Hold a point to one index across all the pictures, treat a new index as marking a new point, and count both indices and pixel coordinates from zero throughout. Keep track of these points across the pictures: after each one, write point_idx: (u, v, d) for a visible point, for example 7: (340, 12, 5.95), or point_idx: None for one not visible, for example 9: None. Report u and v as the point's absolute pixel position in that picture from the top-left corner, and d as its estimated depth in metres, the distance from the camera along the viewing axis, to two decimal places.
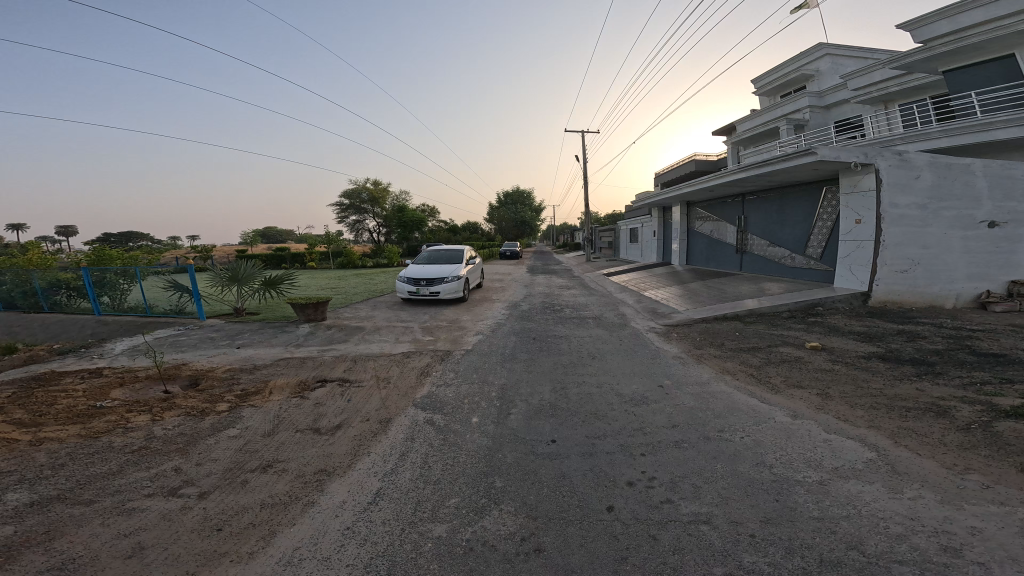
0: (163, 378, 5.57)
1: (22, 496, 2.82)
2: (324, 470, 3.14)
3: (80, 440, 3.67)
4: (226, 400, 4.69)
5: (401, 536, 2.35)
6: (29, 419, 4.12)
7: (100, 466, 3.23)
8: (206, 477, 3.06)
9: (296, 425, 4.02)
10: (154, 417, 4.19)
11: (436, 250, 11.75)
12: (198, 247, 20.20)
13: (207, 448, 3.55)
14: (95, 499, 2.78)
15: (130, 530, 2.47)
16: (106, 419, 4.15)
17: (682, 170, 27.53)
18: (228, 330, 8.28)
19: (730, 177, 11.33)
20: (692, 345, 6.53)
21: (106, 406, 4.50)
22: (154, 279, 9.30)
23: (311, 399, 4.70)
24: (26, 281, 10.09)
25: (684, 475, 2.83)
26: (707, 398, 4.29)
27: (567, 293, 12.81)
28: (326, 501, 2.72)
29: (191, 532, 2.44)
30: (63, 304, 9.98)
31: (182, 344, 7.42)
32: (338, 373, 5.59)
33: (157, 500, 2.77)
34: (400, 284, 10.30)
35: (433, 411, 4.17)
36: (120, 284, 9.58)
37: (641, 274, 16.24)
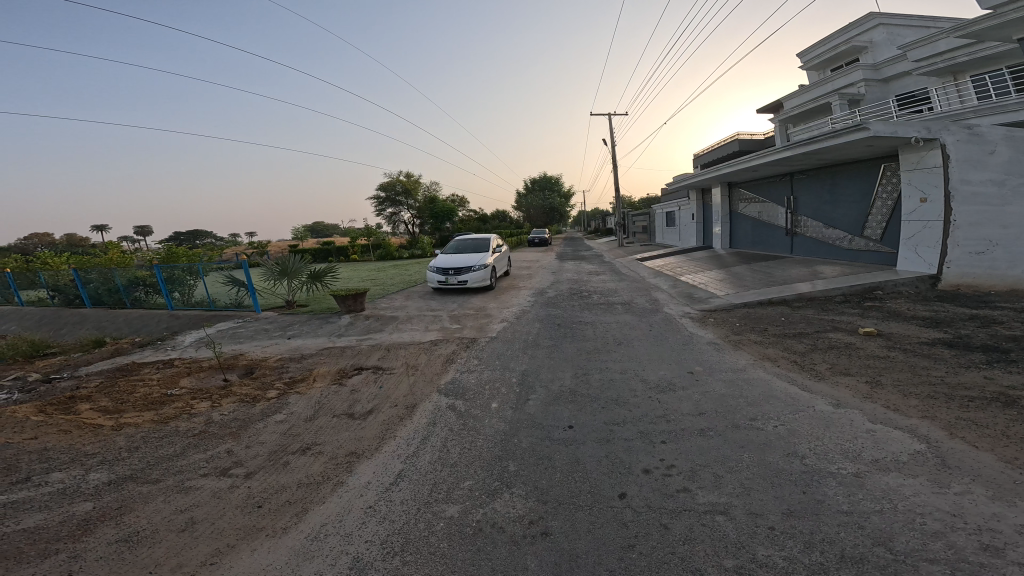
0: (223, 367, 5.99)
1: (99, 473, 3.13)
2: (354, 452, 3.27)
3: (149, 425, 4.02)
4: (276, 387, 4.99)
5: (417, 515, 2.42)
6: (112, 407, 4.56)
7: (166, 448, 3.53)
8: (253, 458, 3.28)
9: (334, 410, 4.22)
10: (213, 404, 4.52)
11: (463, 239, 11.83)
12: (254, 243, 21.51)
13: (256, 432, 3.79)
14: (156, 479, 3.04)
15: (185, 507, 2.67)
16: (174, 405, 4.52)
17: (724, 152, 26.23)
18: (280, 322, 8.78)
19: (774, 156, 10.67)
20: (729, 331, 6.25)
21: (175, 394, 4.90)
22: (215, 276, 9.98)
23: (348, 386, 4.92)
24: (108, 280, 11.09)
25: (705, 464, 2.73)
26: (741, 385, 4.11)
27: (597, 279, 12.60)
28: (354, 481, 2.84)
29: (235, 508, 2.62)
30: (140, 301, 10.91)
31: (241, 335, 7.97)
32: (374, 361, 5.81)
33: (210, 480, 2.99)
34: (429, 274, 10.48)
35: (456, 397, 4.24)
36: (188, 281, 10.36)
37: (680, 260, 15.67)
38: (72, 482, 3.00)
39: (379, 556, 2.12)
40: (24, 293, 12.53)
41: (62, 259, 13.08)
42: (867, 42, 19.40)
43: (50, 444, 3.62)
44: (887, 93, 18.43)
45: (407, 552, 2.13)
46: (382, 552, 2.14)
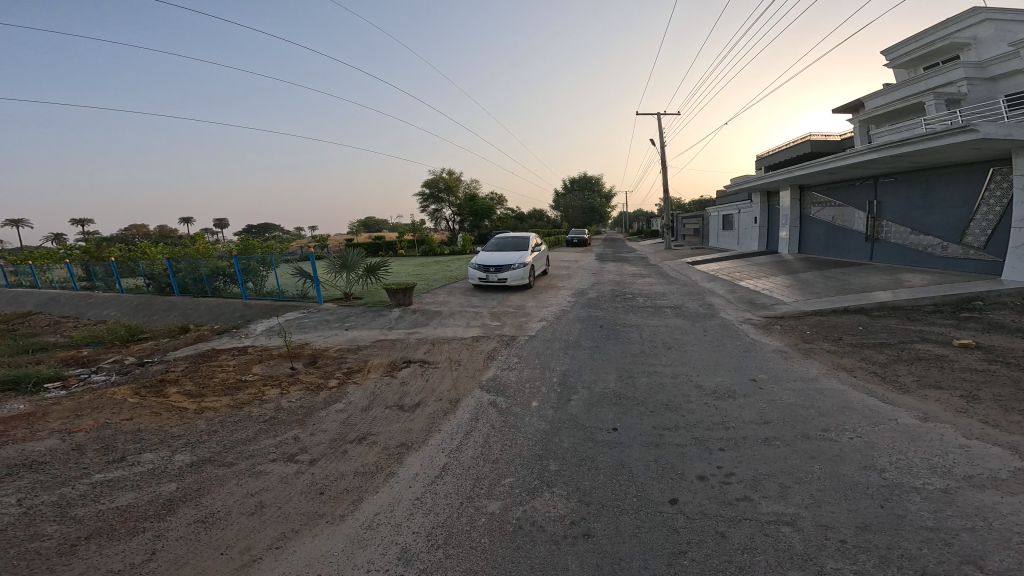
0: (290, 356, 6.34)
1: (182, 455, 3.35)
2: (404, 444, 3.39)
3: (224, 410, 4.30)
4: (335, 377, 5.23)
5: (459, 509, 2.47)
6: (196, 391, 4.90)
7: (241, 432, 3.76)
8: (316, 446, 3.45)
9: (386, 401, 4.38)
10: (282, 391, 4.79)
11: (504, 237, 11.91)
12: (315, 236, 22.68)
13: (319, 420, 3.99)
14: (231, 462, 3.23)
15: (257, 490, 2.82)
16: (248, 391, 4.83)
17: (790, 153, 24.87)
18: (339, 313, 9.18)
19: (855, 159, 10.01)
20: (797, 339, 5.94)
21: (249, 380, 5.25)
22: (287, 267, 10.46)
23: (398, 378, 5.09)
24: (195, 270, 11.92)
25: (769, 473, 2.62)
26: (811, 395, 3.90)
27: (643, 281, 12.33)
28: (403, 472, 2.94)
29: (301, 494, 2.76)
30: (220, 290, 11.65)
31: (306, 325, 8.42)
32: (420, 355, 5.97)
33: (278, 465, 3.15)
34: (470, 271, 10.62)
35: (497, 394, 4.28)
36: (262, 271, 10.92)
37: (735, 264, 15.01)
38: (158, 462, 3.23)
39: (424, 548, 2.18)
40: (124, 281, 13.75)
41: (157, 250, 14.26)
42: (970, 38, 17.81)
43: (144, 425, 3.93)
44: (995, 93, 16.84)
45: (450, 545, 2.18)
46: (428, 544, 2.21)
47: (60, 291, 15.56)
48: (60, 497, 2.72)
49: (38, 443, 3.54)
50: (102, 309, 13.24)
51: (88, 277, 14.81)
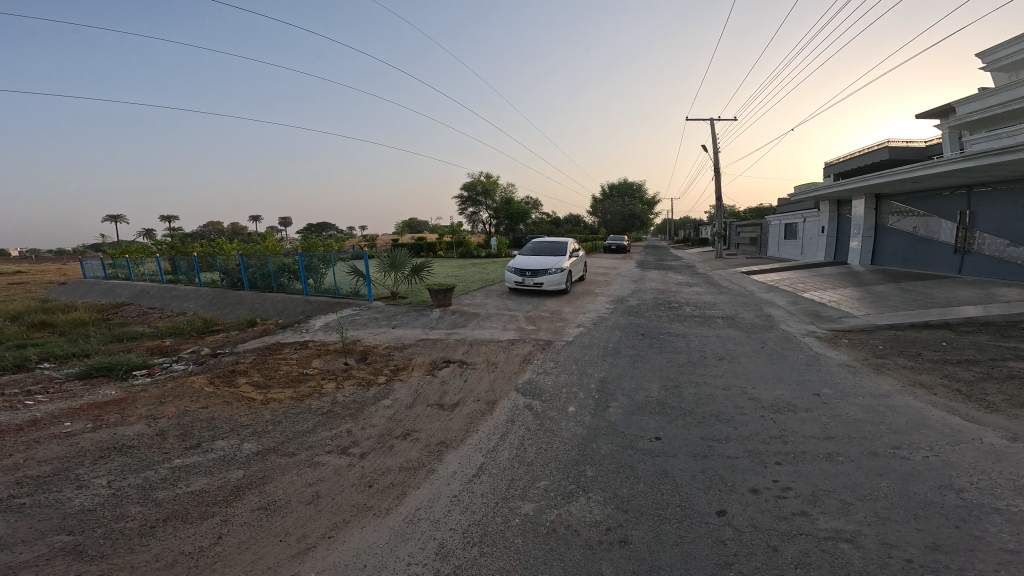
0: (343, 352, 6.68)
1: (249, 443, 3.62)
2: (445, 442, 3.52)
3: (287, 402, 4.61)
4: (384, 374, 5.47)
5: (495, 508, 2.55)
6: (263, 382, 5.28)
7: (301, 424, 4.01)
8: (366, 440, 3.63)
9: (428, 399, 4.54)
10: (337, 386, 5.07)
11: (541, 241, 11.96)
12: (367, 236, 23.68)
13: (369, 415, 4.19)
14: (291, 452, 3.45)
15: (314, 480, 3.01)
16: (309, 385, 5.15)
17: (860, 160, 23.37)
18: (387, 311, 9.55)
19: (944, 167, 9.31)
20: (868, 354, 5.62)
21: (309, 374, 5.59)
22: (344, 265, 10.92)
23: (439, 377, 5.25)
24: (264, 266, 12.70)
25: (830, 489, 2.56)
26: (880, 411, 3.72)
27: (690, 290, 12.00)
28: (444, 470, 3.07)
29: (352, 486, 2.92)
30: (284, 286, 12.30)
31: (358, 322, 8.83)
32: (459, 355, 6.12)
33: (333, 457, 3.35)
34: (508, 275, 10.76)
35: (533, 397, 4.33)
36: (321, 269, 11.46)
37: (797, 275, 14.30)
38: (226, 450, 3.50)
39: (460, 545, 2.26)
40: (203, 275, 14.91)
41: (232, 248, 15.40)
42: None
43: (217, 414, 4.28)
44: None
45: (485, 544, 2.25)
46: (463, 541, 2.28)
47: (149, 283, 17.12)
48: (143, 481, 3.01)
49: (128, 428, 3.93)
50: (182, 301, 14.42)
51: (173, 270, 16.20)
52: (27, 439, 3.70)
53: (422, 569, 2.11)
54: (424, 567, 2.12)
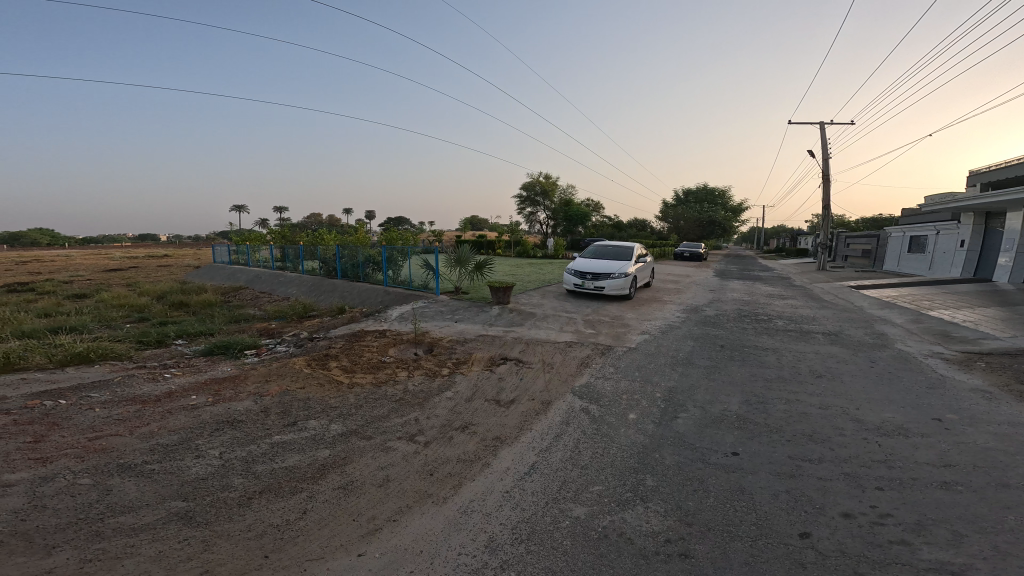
0: (414, 342, 7.09)
1: (335, 425, 3.98)
2: (499, 437, 3.67)
3: (367, 386, 5.02)
4: (446, 366, 5.76)
5: (544, 508, 2.63)
6: (349, 366, 5.77)
7: (378, 409, 4.35)
8: (429, 429, 3.87)
9: (485, 394, 4.72)
10: (407, 374, 5.43)
11: (603, 244, 11.78)
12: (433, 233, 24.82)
13: (434, 405, 4.45)
14: (369, 436, 3.75)
15: (385, 464, 3.26)
16: (385, 371, 5.55)
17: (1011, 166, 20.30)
18: (451, 305, 9.96)
19: None
20: (1011, 379, 4.96)
21: (387, 361, 6.03)
22: (418, 258, 11.68)
23: (496, 373, 5.41)
24: (355, 257, 13.86)
25: (941, 518, 2.40)
26: (1019, 442, 3.32)
27: (784, 303, 11.23)
28: (497, 464, 3.21)
29: (416, 473, 3.12)
30: (369, 276, 13.44)
31: (428, 314, 9.32)
32: (516, 353, 6.26)
33: (402, 443, 3.61)
34: (567, 276, 10.74)
35: (590, 401, 4.35)
36: (399, 261, 12.36)
37: (921, 292, 12.78)
38: (315, 430, 3.88)
39: (509, 540, 2.36)
40: (306, 263, 16.52)
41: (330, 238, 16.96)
42: None
43: (312, 394, 4.76)
44: None
45: (533, 542, 2.33)
46: (512, 537, 2.38)
47: (261, 268, 19.39)
48: (246, 455, 3.41)
49: (239, 404, 4.47)
50: (286, 286, 16.04)
51: (281, 258, 18.14)
52: (162, 409, 4.33)
53: (472, 560, 2.23)
54: (473, 558, 2.24)
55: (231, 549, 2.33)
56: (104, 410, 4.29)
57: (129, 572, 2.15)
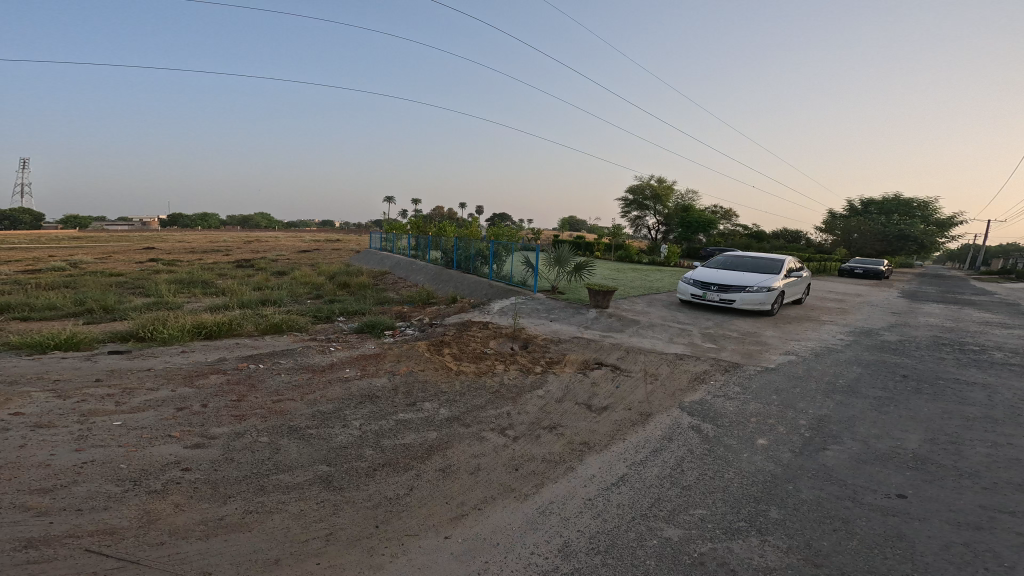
0: (509, 337, 7.34)
1: (443, 409, 4.33)
2: (586, 443, 3.69)
3: (471, 375, 5.37)
4: (540, 364, 5.89)
5: (630, 523, 2.59)
6: (457, 354, 6.19)
7: (476, 399, 4.62)
8: (519, 425, 4.01)
9: (576, 397, 4.74)
10: (503, 368, 5.68)
11: (737, 256, 10.89)
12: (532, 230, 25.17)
13: (525, 401, 4.59)
14: (468, 423, 4.01)
15: (477, 453, 3.46)
16: (487, 363, 5.87)
17: None
18: (546, 304, 10.08)
19: None
20: None
21: (489, 353, 6.35)
22: (519, 255, 11.96)
23: (590, 377, 5.39)
24: (468, 250, 14.77)
25: None
26: None
27: (1001, 333, 9.15)
28: (582, 470, 3.23)
29: (503, 466, 3.27)
30: (477, 269, 14.24)
31: (525, 310, 9.58)
32: (613, 359, 6.13)
33: (494, 434, 3.79)
34: (686, 286, 10.10)
35: (705, 420, 4.20)
36: (502, 256, 12.80)
37: None
38: (427, 412, 4.26)
39: (585, 548, 2.36)
40: (431, 253, 18.15)
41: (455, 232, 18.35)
42: None
43: (430, 376, 5.24)
44: None
45: (610, 555, 2.31)
46: (588, 547, 2.38)
47: (399, 255, 21.85)
48: (378, 429, 3.87)
49: (378, 379, 5.11)
50: (415, 272, 17.90)
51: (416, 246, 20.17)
52: (324, 379, 5.14)
53: (544, 562, 2.27)
54: (545, 560, 2.29)
55: (353, 515, 2.68)
56: (287, 375, 5.27)
57: (277, 525, 2.57)
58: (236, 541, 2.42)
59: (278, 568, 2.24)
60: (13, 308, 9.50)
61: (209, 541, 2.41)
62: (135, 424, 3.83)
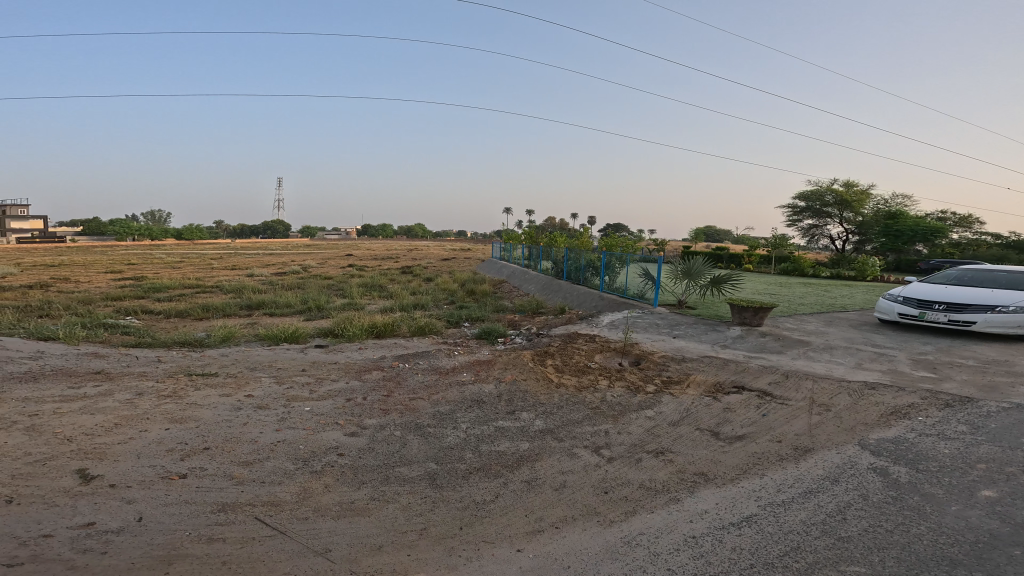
0: (619, 351, 7.11)
1: (538, 420, 4.38)
2: (702, 474, 3.38)
3: (571, 389, 5.31)
4: (654, 382, 5.57)
5: (745, 571, 2.31)
6: (559, 366, 6.19)
7: (573, 413, 4.57)
8: (617, 445, 3.85)
9: (699, 422, 4.38)
10: (609, 384, 5.50)
11: (971, 270, 8.83)
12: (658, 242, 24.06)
13: (629, 421, 4.39)
14: (560, 438, 3.99)
15: (563, 470, 3.43)
16: (588, 377, 5.77)
17: None
18: (669, 319, 9.52)
19: None
20: None
21: (592, 367, 6.22)
22: (637, 267, 11.51)
23: (723, 402, 4.92)
24: (579, 261, 14.76)
25: None
26: None
27: None
28: (690, 503, 2.97)
29: (591, 486, 3.19)
30: (588, 280, 14.12)
31: (639, 325, 9.16)
32: (761, 385, 5.47)
33: (587, 452, 3.71)
34: (896, 306, 8.52)
35: (896, 461, 3.52)
36: (616, 268, 12.50)
37: None
38: (523, 422, 4.35)
39: None
40: (542, 263, 18.58)
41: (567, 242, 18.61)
42: None
43: (529, 387, 5.33)
44: None
45: None
46: None
47: (513, 265, 22.80)
48: (478, 433, 4.09)
49: (486, 386, 5.38)
50: (526, 282, 18.47)
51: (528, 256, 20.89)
52: (445, 381, 5.60)
53: None
54: None
55: (444, 515, 2.87)
56: (421, 375, 5.88)
57: (385, 515, 2.88)
58: (357, 524, 2.79)
59: (380, 554, 2.51)
60: (267, 303, 12.46)
61: (335, 521, 2.83)
62: (318, 410, 4.67)
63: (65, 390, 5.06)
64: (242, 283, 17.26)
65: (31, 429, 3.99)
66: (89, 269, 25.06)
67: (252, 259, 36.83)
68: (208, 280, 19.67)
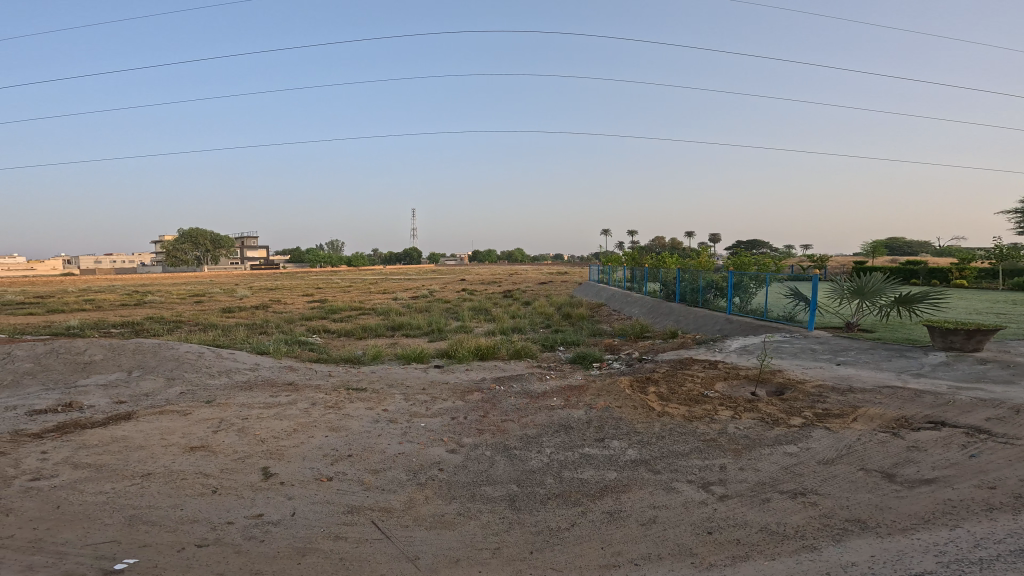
0: (756, 380, 6.42)
1: (631, 450, 4.16)
2: (861, 522, 2.88)
3: (677, 419, 4.94)
4: (802, 415, 4.89)
5: None
6: (666, 394, 5.79)
7: (680, 444, 4.24)
8: (736, 483, 3.46)
9: (867, 462, 3.74)
10: (734, 415, 4.98)
11: None
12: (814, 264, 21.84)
13: (758, 457, 3.92)
14: (657, 470, 3.73)
15: (660, 504, 3.19)
16: (704, 406, 5.30)
17: None
18: (830, 344, 8.32)
19: None
20: None
21: (708, 396, 5.70)
22: (780, 287, 10.47)
23: (906, 440, 4.13)
24: (696, 281, 13.85)
25: None
26: None
27: None
28: (833, 554, 2.54)
29: (690, 524, 2.92)
30: (710, 302, 13.14)
31: (785, 350, 8.16)
32: (975, 421, 4.47)
33: (690, 488, 3.40)
34: None
35: None
36: (752, 289, 11.50)
37: None
38: (613, 450, 4.16)
39: None
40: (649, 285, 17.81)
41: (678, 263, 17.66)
42: None
43: (625, 414, 5.09)
44: None
45: None
46: None
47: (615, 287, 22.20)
48: (564, 458, 4.03)
49: (577, 411, 5.27)
50: (630, 304, 17.80)
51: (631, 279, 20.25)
52: (535, 405, 5.62)
53: None
54: None
55: (520, 537, 2.87)
56: (516, 399, 5.95)
57: (467, 530, 2.97)
58: (445, 536, 2.92)
59: (457, 567, 2.60)
60: (407, 325, 13.88)
61: (429, 530, 3.00)
62: (430, 427, 5.01)
63: (268, 398, 6.18)
64: (391, 306, 19.54)
65: (242, 429, 4.92)
66: (290, 292, 30.88)
67: (393, 283, 41.55)
68: (369, 303, 22.71)
